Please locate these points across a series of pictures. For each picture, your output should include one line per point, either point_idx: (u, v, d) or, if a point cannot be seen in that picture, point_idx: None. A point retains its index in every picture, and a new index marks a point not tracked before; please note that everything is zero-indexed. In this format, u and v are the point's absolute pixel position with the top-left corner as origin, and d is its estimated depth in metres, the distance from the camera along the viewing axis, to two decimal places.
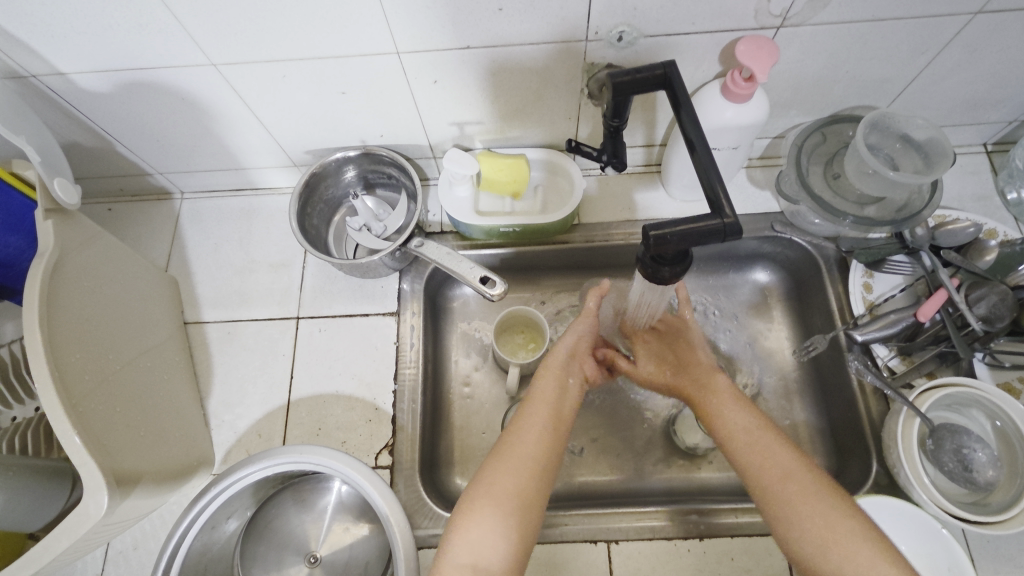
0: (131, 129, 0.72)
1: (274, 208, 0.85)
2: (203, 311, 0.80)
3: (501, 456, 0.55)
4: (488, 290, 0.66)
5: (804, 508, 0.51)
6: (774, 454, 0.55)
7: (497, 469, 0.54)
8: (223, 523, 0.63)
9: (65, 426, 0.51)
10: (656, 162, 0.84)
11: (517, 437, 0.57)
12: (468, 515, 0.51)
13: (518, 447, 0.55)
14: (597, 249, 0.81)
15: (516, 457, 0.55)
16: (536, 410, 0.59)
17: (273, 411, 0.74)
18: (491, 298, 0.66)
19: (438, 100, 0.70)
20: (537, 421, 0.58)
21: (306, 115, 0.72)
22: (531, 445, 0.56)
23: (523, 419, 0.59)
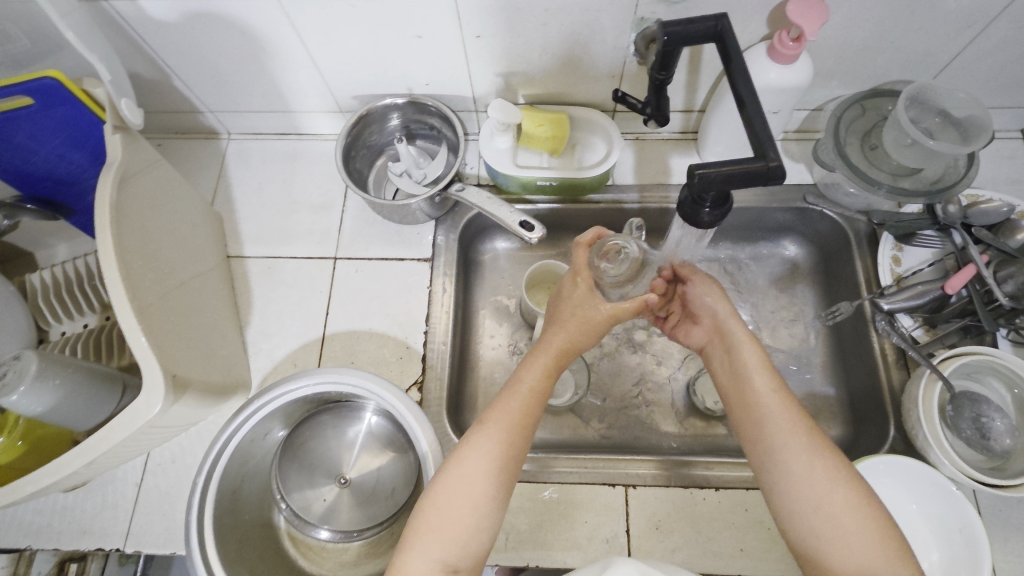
0: (189, 63, 0.75)
1: (317, 153, 0.88)
2: (245, 246, 0.83)
3: (473, 446, 0.52)
4: (527, 233, 0.68)
5: (820, 486, 0.50)
6: (790, 433, 0.53)
7: (467, 460, 0.51)
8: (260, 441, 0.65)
9: (127, 325, 0.54)
10: (693, 129, 0.85)
11: (490, 425, 0.53)
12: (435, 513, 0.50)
13: (495, 433, 0.53)
14: (630, 210, 0.83)
15: (485, 449, 0.52)
16: (513, 398, 0.55)
17: (308, 343, 0.77)
18: (529, 241, 0.69)
19: (487, 50, 0.72)
20: (514, 411, 0.54)
21: (358, 58, 0.74)
22: (505, 437, 0.53)
23: (500, 406, 0.55)
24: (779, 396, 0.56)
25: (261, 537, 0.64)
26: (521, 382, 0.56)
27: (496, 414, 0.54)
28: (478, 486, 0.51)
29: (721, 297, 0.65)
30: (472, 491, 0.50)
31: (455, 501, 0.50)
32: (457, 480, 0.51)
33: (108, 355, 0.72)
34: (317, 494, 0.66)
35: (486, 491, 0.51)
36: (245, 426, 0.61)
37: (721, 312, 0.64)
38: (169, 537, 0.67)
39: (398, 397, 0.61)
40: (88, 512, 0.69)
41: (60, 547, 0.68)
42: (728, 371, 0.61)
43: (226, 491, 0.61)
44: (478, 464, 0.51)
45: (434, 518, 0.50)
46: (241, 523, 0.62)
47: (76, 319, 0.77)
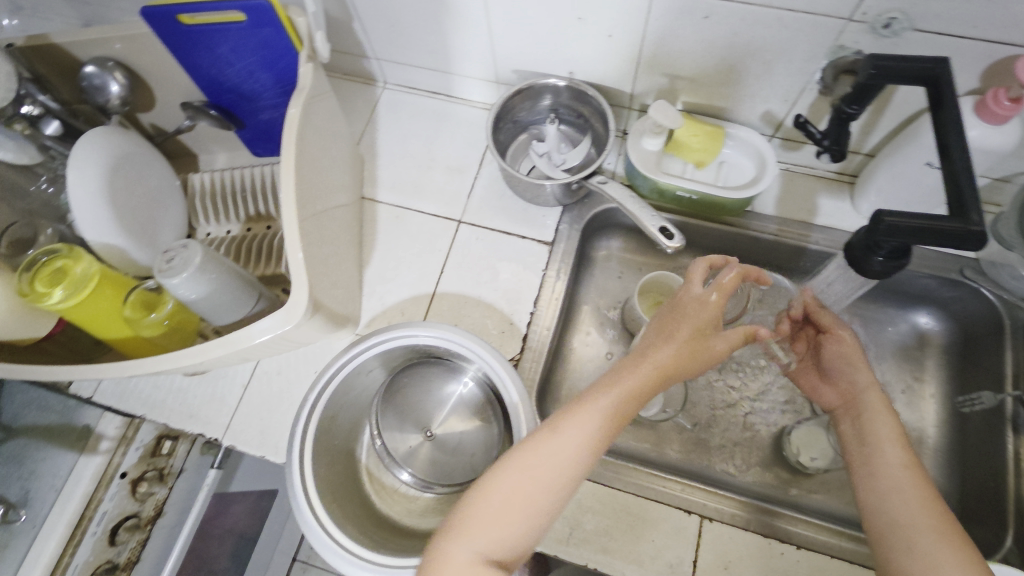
0: (374, 10, 0.78)
1: (463, 117, 0.90)
2: (379, 191, 0.87)
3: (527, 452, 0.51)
4: (666, 241, 0.65)
5: (937, 556, 0.47)
6: (913, 493, 0.52)
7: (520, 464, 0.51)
8: (365, 374, 0.68)
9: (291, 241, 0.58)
10: (851, 173, 0.80)
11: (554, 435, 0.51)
12: (483, 498, 0.50)
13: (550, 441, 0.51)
14: (762, 242, 0.80)
15: (537, 464, 0.50)
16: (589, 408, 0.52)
17: (419, 296, 0.80)
18: (667, 250, 0.65)
19: (665, 50, 0.70)
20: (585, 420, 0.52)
21: (533, 34, 0.74)
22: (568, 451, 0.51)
23: (573, 414, 0.52)
24: (908, 467, 0.54)
25: (344, 466, 0.67)
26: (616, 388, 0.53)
27: (551, 437, 0.51)
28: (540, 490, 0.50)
29: (858, 360, 0.63)
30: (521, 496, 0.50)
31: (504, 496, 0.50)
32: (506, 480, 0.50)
33: (247, 260, 0.79)
34: (403, 438, 0.69)
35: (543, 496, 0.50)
36: (357, 357, 0.65)
37: (860, 383, 0.61)
38: (262, 440, 0.72)
39: (507, 373, 0.63)
40: (198, 398, 0.75)
41: (169, 423, 0.75)
42: (857, 435, 0.59)
43: (328, 413, 0.64)
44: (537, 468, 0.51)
45: (478, 509, 0.50)
46: (331, 447, 0.66)
47: (220, 224, 0.84)
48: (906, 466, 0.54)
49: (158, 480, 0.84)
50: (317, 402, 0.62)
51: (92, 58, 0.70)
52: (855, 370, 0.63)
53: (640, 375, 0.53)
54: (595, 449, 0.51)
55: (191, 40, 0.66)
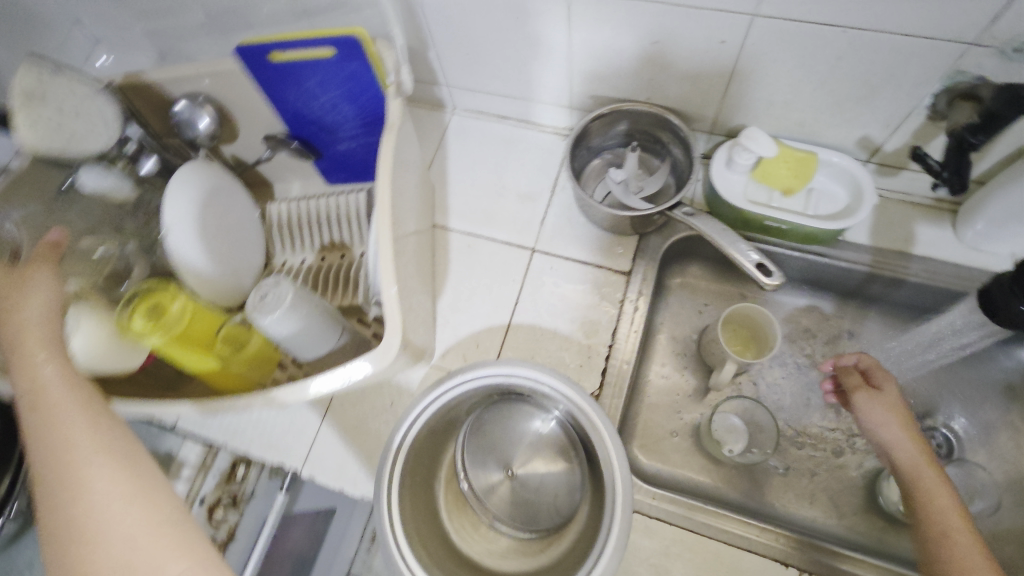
0: (450, 38, 0.78)
1: (533, 142, 0.89)
2: (450, 219, 0.86)
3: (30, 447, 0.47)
4: (766, 279, 0.61)
5: None
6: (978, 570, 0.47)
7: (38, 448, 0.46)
8: (447, 412, 0.67)
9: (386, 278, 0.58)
10: (954, 199, 0.75)
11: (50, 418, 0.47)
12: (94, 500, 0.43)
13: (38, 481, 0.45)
14: (855, 274, 0.75)
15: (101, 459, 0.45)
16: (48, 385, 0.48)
17: (493, 327, 0.78)
18: (765, 287, 0.61)
19: (757, 75, 0.67)
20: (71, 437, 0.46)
21: (614, 60, 0.73)
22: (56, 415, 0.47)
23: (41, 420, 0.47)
24: (966, 539, 0.49)
25: (425, 503, 0.66)
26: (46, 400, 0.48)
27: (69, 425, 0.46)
28: (84, 441, 0.46)
29: (894, 421, 0.59)
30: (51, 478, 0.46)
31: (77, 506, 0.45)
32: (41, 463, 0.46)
33: (324, 290, 0.80)
34: (485, 474, 0.68)
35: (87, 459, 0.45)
36: (443, 394, 0.64)
37: (905, 450, 0.57)
38: (340, 473, 0.72)
39: (595, 413, 0.60)
40: (276, 429, 0.76)
41: (249, 454, 0.76)
42: (908, 501, 0.55)
43: (413, 450, 0.63)
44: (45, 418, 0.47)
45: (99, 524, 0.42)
46: (415, 485, 0.64)
47: (296, 253, 0.85)
48: (958, 536, 0.50)
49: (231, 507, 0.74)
50: (403, 441, 0.61)
51: (183, 93, 0.71)
52: (891, 431, 0.59)
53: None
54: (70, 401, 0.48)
55: (281, 75, 0.67)
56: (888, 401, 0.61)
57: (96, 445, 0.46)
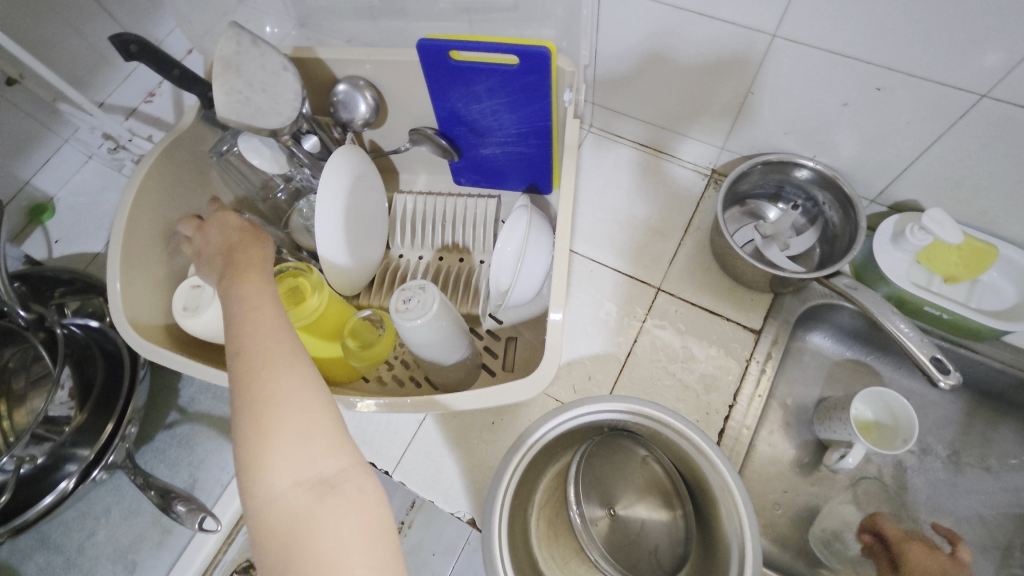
0: (616, 61, 0.75)
1: (670, 176, 0.86)
2: (575, 240, 0.83)
3: (238, 374, 0.42)
4: (942, 378, 0.56)
5: None
6: None
7: (249, 398, 0.41)
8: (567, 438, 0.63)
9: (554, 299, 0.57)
10: None
11: (263, 357, 0.43)
12: (272, 376, 0.42)
13: (261, 388, 0.41)
14: (1007, 377, 0.70)
15: (285, 343, 0.44)
16: (250, 316, 0.46)
17: (608, 361, 0.75)
18: (939, 385, 0.56)
19: (954, 155, 0.62)
20: (267, 343, 0.44)
21: (791, 112, 0.69)
22: (275, 347, 0.44)
23: (249, 352, 0.44)
24: None
25: (523, 531, 0.62)
26: (258, 331, 0.45)
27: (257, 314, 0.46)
28: (275, 332, 0.45)
29: None
30: (279, 401, 0.41)
31: (295, 428, 0.40)
32: (281, 399, 0.41)
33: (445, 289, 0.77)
34: (589, 509, 0.64)
35: (274, 344, 0.44)
36: (565, 417, 0.61)
37: None
38: (434, 484, 0.70)
39: (731, 476, 0.56)
40: (372, 425, 0.74)
41: None
42: None
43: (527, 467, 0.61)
44: (273, 355, 0.43)
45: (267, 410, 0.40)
46: (519, 512, 0.62)
47: (415, 248, 0.83)
48: None
49: None
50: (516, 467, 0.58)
51: (346, 76, 0.70)
52: None
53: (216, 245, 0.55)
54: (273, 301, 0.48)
55: (454, 75, 0.65)
56: None
57: (282, 334, 0.45)
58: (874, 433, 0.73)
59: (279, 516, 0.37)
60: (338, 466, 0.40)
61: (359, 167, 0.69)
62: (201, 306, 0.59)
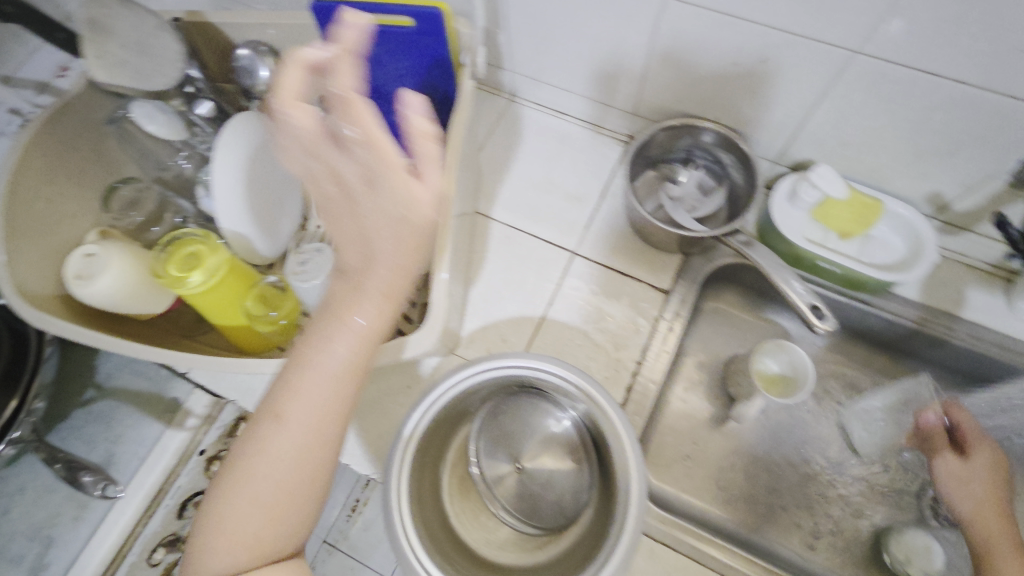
0: (526, 26, 0.75)
1: (588, 142, 0.87)
2: (494, 207, 0.83)
3: (280, 382, 0.46)
4: (818, 323, 0.59)
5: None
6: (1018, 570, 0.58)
7: (270, 423, 0.45)
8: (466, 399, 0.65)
9: (439, 257, 0.57)
10: (1011, 268, 0.73)
11: (298, 385, 0.45)
12: (265, 446, 0.45)
13: (283, 419, 0.45)
14: (898, 327, 0.74)
15: (306, 401, 0.45)
16: (319, 335, 0.46)
17: (524, 323, 0.77)
18: (816, 332, 0.59)
19: (841, 112, 0.64)
20: (307, 377, 0.46)
21: (692, 74, 0.70)
22: (327, 406, 0.45)
23: (303, 361, 0.46)
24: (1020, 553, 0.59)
25: (430, 480, 0.63)
26: (323, 361, 0.46)
27: (297, 369, 0.46)
28: (312, 392, 0.46)
29: (976, 496, 0.65)
30: (284, 449, 0.45)
31: (268, 503, 0.45)
32: (277, 445, 0.45)
33: None
34: (494, 464, 0.67)
35: (290, 411, 0.45)
36: (470, 378, 0.62)
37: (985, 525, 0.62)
38: (349, 448, 0.71)
39: (619, 418, 0.59)
40: None
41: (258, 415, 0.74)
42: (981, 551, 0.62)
43: (434, 424, 0.62)
44: (315, 434, 0.46)
45: (260, 471, 0.45)
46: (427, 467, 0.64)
47: None
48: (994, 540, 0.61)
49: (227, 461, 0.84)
50: (419, 425, 0.60)
51: (246, 41, 0.69)
52: (967, 505, 0.65)
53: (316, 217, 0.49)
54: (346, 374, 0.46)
55: (353, 38, 0.64)
56: (969, 475, 0.66)
57: (318, 404, 0.45)
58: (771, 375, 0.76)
59: (220, 571, 0.44)
60: (288, 543, 0.46)
61: (321, 90, 0.65)
62: (92, 274, 0.57)
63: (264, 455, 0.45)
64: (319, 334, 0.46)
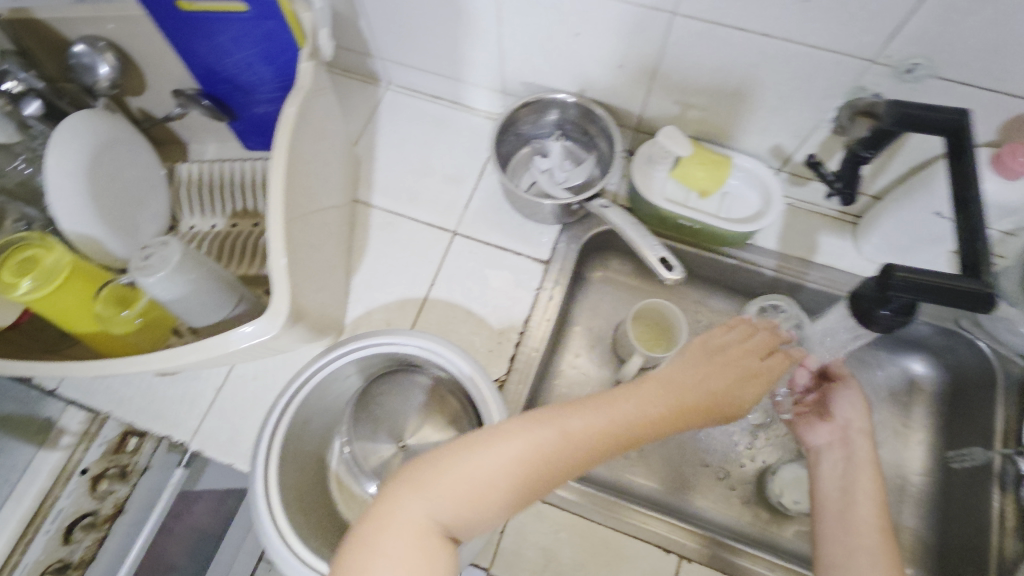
0: (381, 11, 0.76)
1: (464, 124, 0.88)
2: (373, 194, 0.84)
3: (535, 417, 0.46)
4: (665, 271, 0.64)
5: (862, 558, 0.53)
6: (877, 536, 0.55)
7: (515, 427, 0.45)
8: (331, 390, 0.66)
9: (275, 243, 0.54)
10: (855, 213, 0.79)
11: (586, 410, 0.47)
12: (499, 457, 0.44)
13: (536, 425, 0.46)
14: (760, 276, 0.79)
15: (549, 434, 0.45)
16: (623, 409, 0.48)
17: (407, 305, 0.78)
18: (665, 281, 0.64)
19: (677, 76, 0.68)
20: (601, 422, 0.47)
21: (542, 48, 0.72)
22: (577, 432, 0.46)
23: (574, 406, 0.48)
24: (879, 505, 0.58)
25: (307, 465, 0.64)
26: (583, 414, 0.47)
27: (596, 399, 0.49)
28: (572, 419, 0.47)
29: (860, 414, 0.65)
30: (545, 444, 0.45)
31: (451, 511, 0.42)
32: (482, 452, 0.44)
33: (230, 258, 0.76)
34: (376, 449, 0.65)
35: (552, 438, 0.45)
36: (327, 369, 0.62)
37: (855, 471, 0.61)
38: (232, 448, 0.69)
39: (483, 381, 0.61)
40: (168, 399, 0.72)
41: (137, 424, 0.73)
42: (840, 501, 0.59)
43: (297, 420, 0.62)
44: (545, 445, 0.45)
45: (450, 479, 0.43)
46: (302, 454, 0.64)
47: (206, 218, 0.80)
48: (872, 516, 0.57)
49: (119, 478, 0.74)
50: (287, 409, 0.60)
51: (81, 37, 0.67)
52: (859, 421, 0.65)
53: (671, 391, 0.51)
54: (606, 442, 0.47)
55: (190, 27, 0.63)
56: (857, 400, 0.66)
57: (582, 428, 0.46)
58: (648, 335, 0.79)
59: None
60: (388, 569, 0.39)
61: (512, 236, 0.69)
62: None
63: (456, 472, 0.43)
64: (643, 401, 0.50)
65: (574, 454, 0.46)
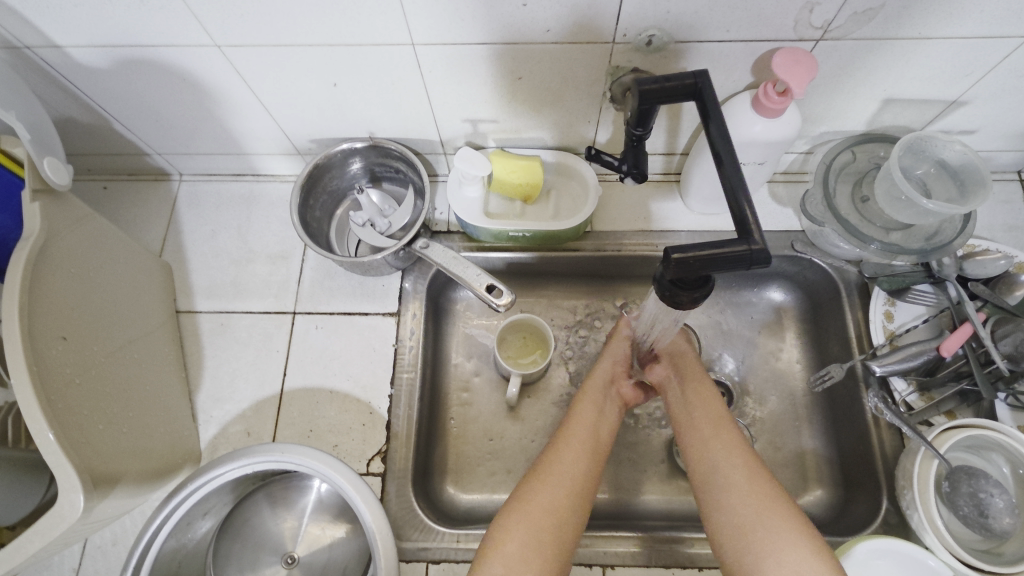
0: (132, 110, 0.70)
1: (275, 195, 0.83)
2: (197, 299, 0.78)
3: (530, 493, 0.55)
4: (494, 300, 0.65)
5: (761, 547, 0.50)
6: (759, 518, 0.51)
7: (521, 504, 0.54)
8: (193, 533, 0.61)
9: (34, 420, 0.48)
10: (675, 171, 0.81)
11: (554, 466, 0.57)
12: (550, 464, 0.57)
13: (540, 489, 0.55)
14: (608, 259, 0.78)
15: (573, 445, 0.59)
16: (571, 441, 0.59)
17: (264, 405, 0.72)
18: (497, 307, 0.66)
19: (452, 98, 0.66)
20: (572, 458, 0.58)
21: (313, 105, 0.68)
22: (568, 469, 0.57)
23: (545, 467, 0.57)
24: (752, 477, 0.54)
25: None
26: (560, 467, 0.57)
27: (566, 434, 0.60)
28: (575, 447, 0.59)
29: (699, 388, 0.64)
30: (557, 481, 0.56)
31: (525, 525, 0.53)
32: (513, 529, 0.53)
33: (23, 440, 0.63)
34: None
35: (570, 456, 0.58)
36: (174, 520, 0.57)
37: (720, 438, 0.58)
38: None
39: (341, 473, 0.56)
40: None
41: None
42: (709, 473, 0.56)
43: None
44: (570, 458, 0.58)
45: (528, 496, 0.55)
46: None
47: None
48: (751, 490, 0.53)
49: None
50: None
51: None
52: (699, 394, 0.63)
53: (596, 391, 0.64)
54: (592, 464, 0.58)
55: None
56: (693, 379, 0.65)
57: (579, 459, 0.58)
58: (540, 354, 0.77)
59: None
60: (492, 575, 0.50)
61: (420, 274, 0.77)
62: None
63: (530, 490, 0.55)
64: (570, 443, 0.59)
65: (572, 485, 0.56)
